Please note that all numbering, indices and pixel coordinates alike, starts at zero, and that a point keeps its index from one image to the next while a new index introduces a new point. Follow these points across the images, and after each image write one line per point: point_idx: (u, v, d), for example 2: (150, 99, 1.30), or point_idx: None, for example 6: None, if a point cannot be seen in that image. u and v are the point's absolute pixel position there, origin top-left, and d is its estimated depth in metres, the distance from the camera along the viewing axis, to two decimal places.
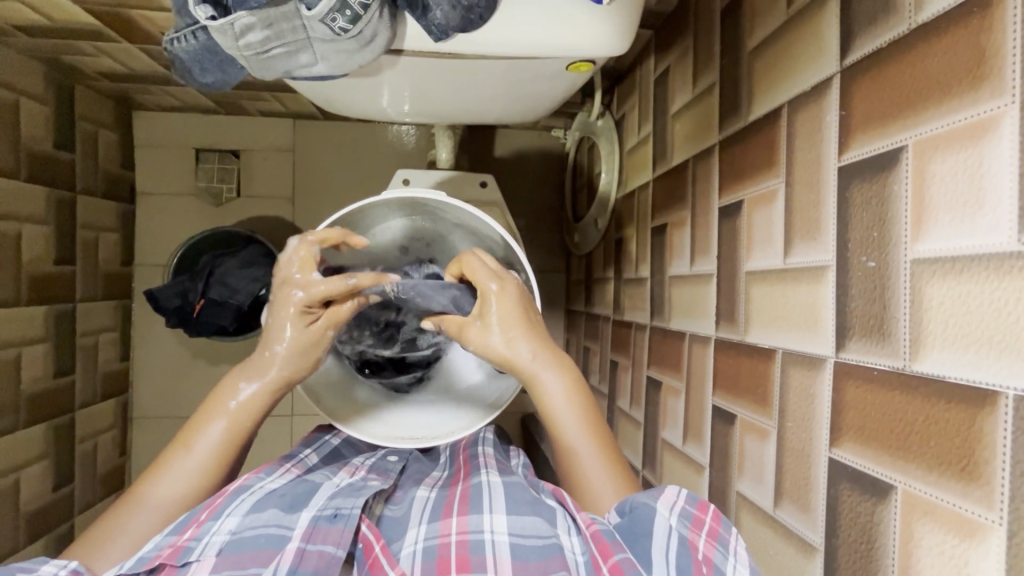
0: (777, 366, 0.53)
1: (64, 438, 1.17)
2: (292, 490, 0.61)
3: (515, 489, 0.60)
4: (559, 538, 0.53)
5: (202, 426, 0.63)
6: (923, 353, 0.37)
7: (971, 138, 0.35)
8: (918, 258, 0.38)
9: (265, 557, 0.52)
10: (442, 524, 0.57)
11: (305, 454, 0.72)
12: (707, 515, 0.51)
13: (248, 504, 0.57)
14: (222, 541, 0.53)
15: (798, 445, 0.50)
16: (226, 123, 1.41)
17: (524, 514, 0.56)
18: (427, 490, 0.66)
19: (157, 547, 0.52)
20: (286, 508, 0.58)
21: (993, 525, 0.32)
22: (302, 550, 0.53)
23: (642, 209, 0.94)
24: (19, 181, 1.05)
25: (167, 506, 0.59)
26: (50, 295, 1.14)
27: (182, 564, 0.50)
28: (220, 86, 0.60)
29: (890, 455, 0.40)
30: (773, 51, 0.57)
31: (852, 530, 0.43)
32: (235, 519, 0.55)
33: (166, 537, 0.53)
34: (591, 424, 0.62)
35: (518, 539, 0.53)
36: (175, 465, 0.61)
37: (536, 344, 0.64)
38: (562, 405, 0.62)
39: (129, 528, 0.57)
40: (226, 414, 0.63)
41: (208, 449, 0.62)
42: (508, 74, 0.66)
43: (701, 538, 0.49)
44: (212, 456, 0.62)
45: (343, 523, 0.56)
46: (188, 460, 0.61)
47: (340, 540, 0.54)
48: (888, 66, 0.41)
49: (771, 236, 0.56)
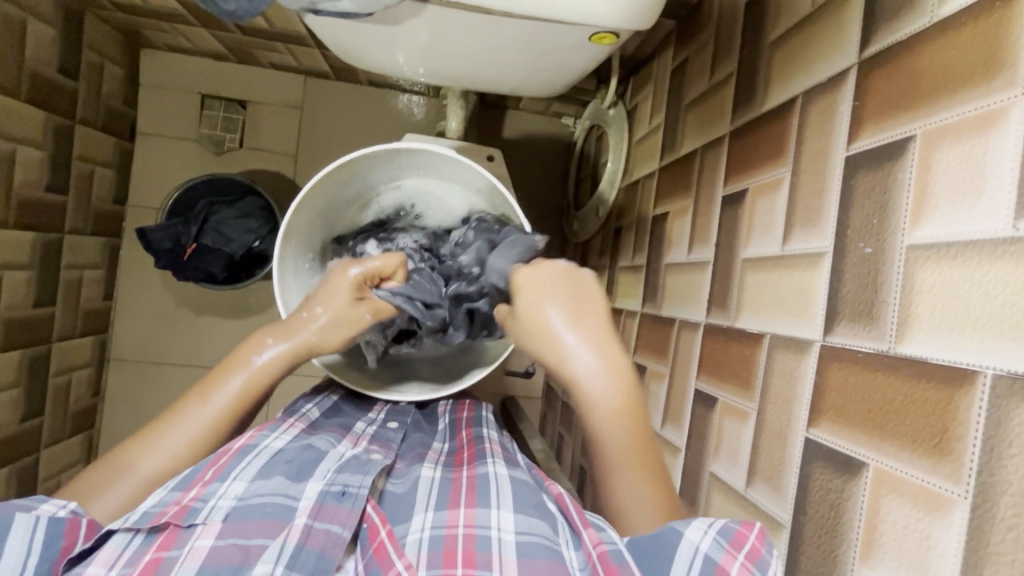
0: (764, 349, 0.54)
1: (38, 369, 1.15)
2: (298, 456, 0.60)
3: (524, 487, 0.57)
4: (561, 548, 0.51)
5: (225, 376, 0.62)
6: (908, 335, 0.38)
7: (978, 130, 0.36)
8: (914, 244, 0.39)
9: (273, 529, 0.51)
10: (450, 514, 0.55)
11: (307, 410, 0.72)
12: (750, 535, 0.46)
13: (255, 469, 0.56)
14: (227, 506, 0.52)
15: (777, 426, 0.51)
16: (236, 71, 1.39)
17: (531, 515, 0.53)
18: (431, 468, 0.64)
19: (161, 502, 0.51)
20: (292, 476, 0.57)
21: (958, 498, 0.33)
22: (309, 525, 0.51)
23: (645, 197, 0.95)
24: (17, 102, 1.03)
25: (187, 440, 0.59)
26: (38, 222, 1.11)
27: (187, 526, 0.49)
28: (241, 15, 0.61)
29: (865, 433, 0.41)
30: (794, 43, 0.57)
31: (820, 506, 0.44)
32: (241, 485, 0.54)
33: (171, 492, 0.52)
34: (628, 411, 0.54)
35: (524, 537, 0.50)
36: (189, 415, 0.60)
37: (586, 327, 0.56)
38: (598, 386, 0.54)
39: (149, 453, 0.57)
40: (249, 369, 0.63)
41: (227, 401, 0.61)
42: (532, 38, 0.66)
43: (735, 561, 0.44)
44: (228, 408, 0.61)
45: (350, 502, 0.54)
46: (203, 411, 0.60)
47: (346, 520, 0.53)
48: (905, 57, 0.42)
49: (772, 224, 0.56)
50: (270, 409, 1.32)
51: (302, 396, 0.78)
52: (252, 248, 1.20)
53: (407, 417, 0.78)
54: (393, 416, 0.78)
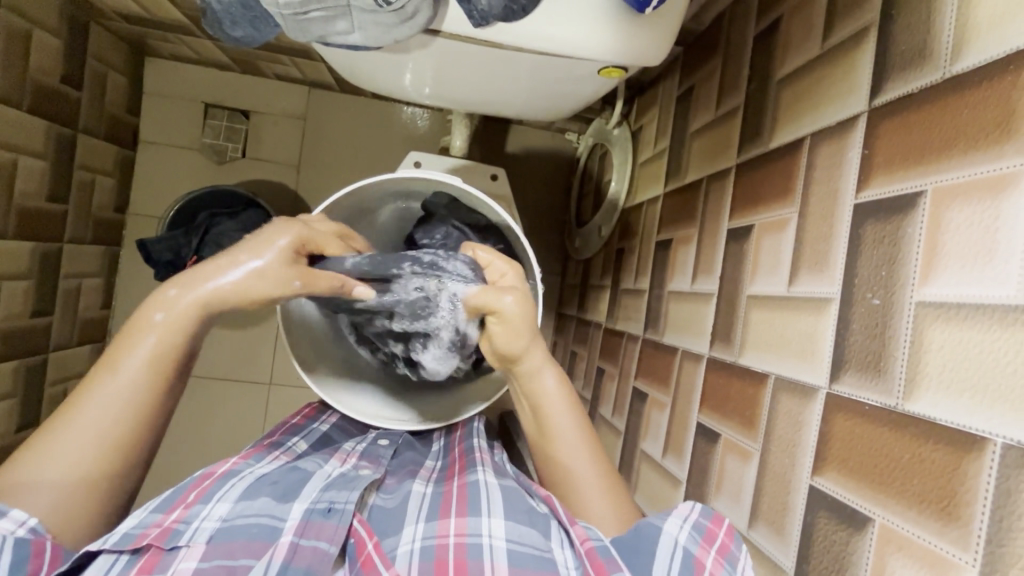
0: (768, 390, 0.54)
1: (34, 379, 1.14)
2: (284, 477, 0.60)
3: (514, 494, 0.58)
4: (552, 554, 0.52)
5: (130, 339, 0.56)
6: (917, 393, 0.38)
7: (990, 193, 0.36)
8: (922, 301, 0.39)
9: (258, 548, 0.51)
10: (441, 524, 0.55)
11: (293, 442, 0.71)
12: (719, 530, 0.51)
13: (239, 490, 0.56)
14: (212, 527, 0.52)
15: (780, 470, 0.51)
16: (239, 82, 1.39)
17: (522, 522, 0.54)
18: (422, 484, 0.64)
19: (141, 524, 0.51)
20: (278, 497, 0.57)
21: (965, 565, 0.33)
22: (295, 544, 0.52)
23: (649, 221, 0.95)
24: (22, 113, 1.03)
25: (147, 379, 0.56)
26: (38, 232, 1.11)
27: (170, 548, 0.49)
28: (249, 43, 0.61)
29: (872, 488, 0.41)
30: (802, 83, 0.58)
31: (824, 556, 0.44)
32: (226, 506, 0.54)
33: (151, 514, 0.52)
34: (580, 419, 0.64)
35: (515, 546, 0.52)
36: (99, 387, 0.54)
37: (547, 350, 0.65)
38: (556, 401, 0.64)
39: (79, 437, 0.52)
40: (153, 327, 0.57)
41: (137, 363, 0.56)
42: (541, 70, 0.66)
43: (709, 555, 0.49)
44: (144, 369, 0.56)
45: (337, 518, 0.55)
46: (116, 377, 0.55)
47: (333, 537, 0.53)
48: (915, 110, 0.42)
49: (778, 263, 0.56)
50: (267, 421, 1.32)
51: (287, 426, 0.76)
52: None
53: (400, 436, 0.77)
54: (386, 435, 0.77)
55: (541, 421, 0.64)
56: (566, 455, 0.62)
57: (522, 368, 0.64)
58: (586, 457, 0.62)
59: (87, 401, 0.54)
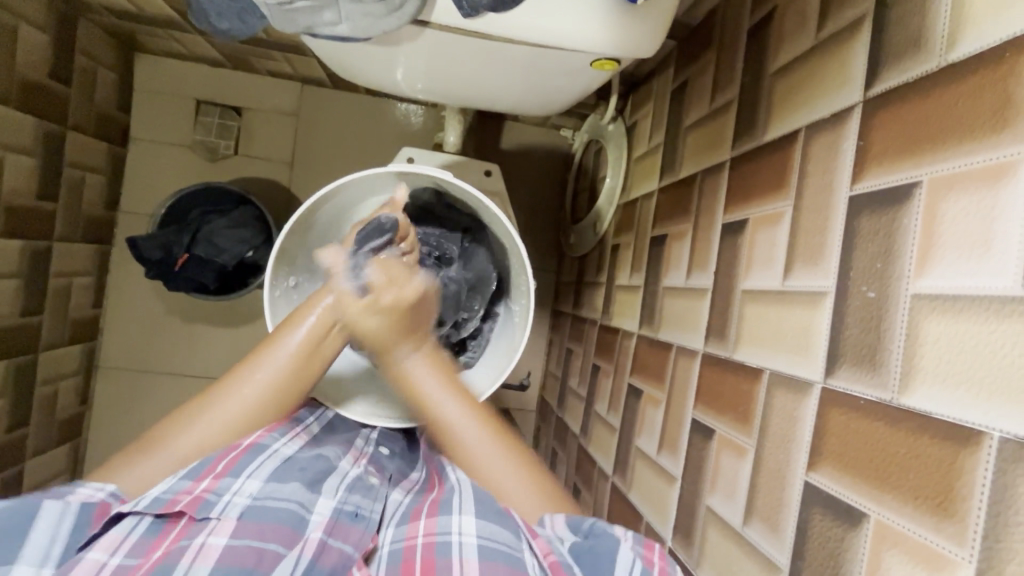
0: (763, 385, 0.54)
1: (24, 379, 1.13)
2: (312, 466, 0.61)
3: (485, 492, 0.58)
4: (522, 553, 0.50)
5: (284, 333, 0.63)
6: (912, 386, 0.38)
7: (987, 182, 0.35)
8: (918, 293, 0.38)
9: (287, 538, 0.51)
10: (410, 528, 0.55)
11: (308, 421, 0.72)
12: (653, 554, 0.50)
13: (268, 471, 0.57)
14: (242, 504, 0.53)
15: (775, 465, 0.50)
16: (232, 78, 1.37)
17: (492, 519, 0.53)
18: (401, 494, 0.65)
19: (172, 489, 0.53)
20: (306, 485, 0.58)
21: (962, 561, 0.33)
22: (324, 541, 0.51)
23: (644, 217, 0.94)
24: (9, 109, 1.01)
25: (272, 383, 0.61)
26: (27, 230, 1.10)
27: (200, 519, 0.51)
28: (236, 35, 0.60)
29: (867, 484, 0.40)
30: (797, 74, 0.57)
31: (819, 553, 0.44)
32: (255, 484, 0.55)
33: (183, 480, 0.54)
34: (454, 392, 0.64)
35: (486, 541, 0.50)
36: (247, 378, 0.61)
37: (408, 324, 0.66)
38: (423, 379, 0.65)
39: (210, 420, 0.60)
40: (296, 332, 0.63)
41: (284, 361, 0.62)
42: (532, 63, 0.65)
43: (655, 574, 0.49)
44: (288, 367, 0.62)
45: (364, 524, 0.56)
46: (259, 373, 0.62)
47: (359, 541, 0.54)
48: (911, 100, 0.42)
49: (772, 257, 0.56)
50: None
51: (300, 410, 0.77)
52: (245, 258, 1.19)
53: (397, 444, 0.77)
54: (385, 440, 0.77)
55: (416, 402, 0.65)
56: (443, 414, 0.63)
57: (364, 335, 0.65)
58: (459, 407, 0.63)
59: (233, 392, 0.61)
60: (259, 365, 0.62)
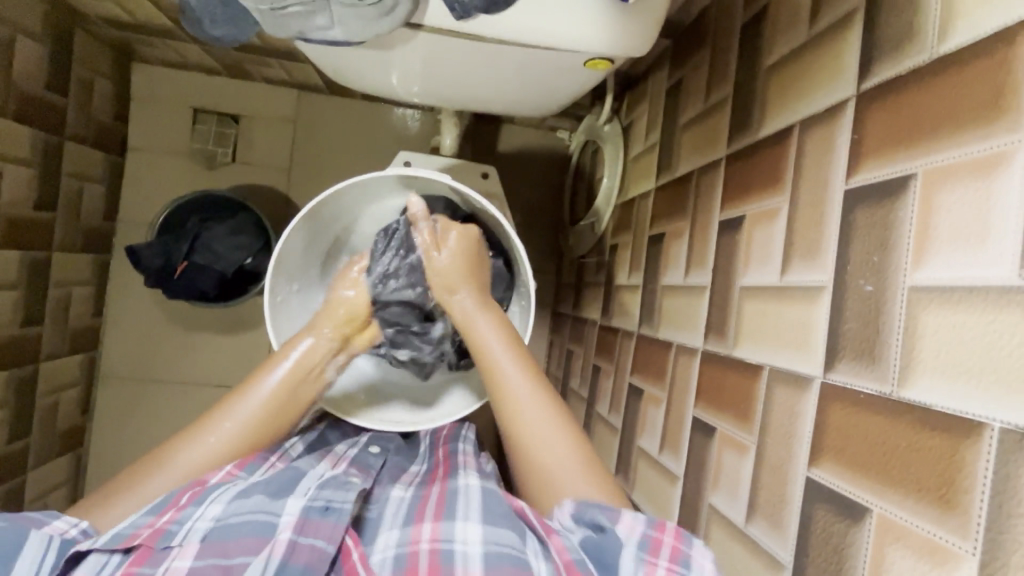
0: (763, 382, 0.53)
1: (24, 390, 1.13)
2: (277, 476, 0.60)
3: (490, 496, 0.58)
4: (528, 555, 0.50)
5: (264, 372, 0.66)
6: (912, 379, 0.38)
7: (982, 172, 0.35)
8: (916, 285, 0.38)
9: (254, 546, 0.51)
10: (414, 530, 0.55)
11: (289, 446, 0.72)
12: (666, 535, 0.49)
13: (233, 492, 0.56)
14: (205, 527, 0.52)
15: (777, 462, 0.50)
16: (228, 86, 1.38)
17: (501, 525, 0.53)
18: (402, 489, 0.65)
19: (134, 524, 0.53)
20: (271, 495, 0.56)
21: (966, 554, 0.33)
22: (294, 541, 0.51)
23: (641, 217, 0.94)
24: (6, 120, 1.02)
25: (248, 421, 0.63)
26: (26, 241, 1.10)
27: (161, 548, 0.50)
28: (230, 41, 0.60)
29: (869, 479, 0.40)
30: (790, 69, 0.57)
31: (822, 549, 0.43)
32: (219, 506, 0.54)
33: (144, 516, 0.53)
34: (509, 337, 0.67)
35: (492, 547, 0.50)
36: (229, 409, 0.63)
37: (492, 315, 0.68)
38: (491, 335, 0.66)
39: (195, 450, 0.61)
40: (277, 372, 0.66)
41: (262, 400, 0.64)
42: (526, 63, 0.65)
43: (660, 564, 0.47)
44: (265, 408, 0.64)
45: (334, 517, 0.54)
46: (240, 406, 0.64)
47: (331, 536, 0.53)
48: (903, 92, 0.42)
49: (770, 253, 0.55)
50: None
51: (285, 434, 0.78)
52: (245, 266, 1.19)
53: (390, 443, 0.77)
54: (377, 441, 0.78)
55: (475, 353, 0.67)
56: (505, 385, 0.63)
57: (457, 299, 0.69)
58: (515, 363, 0.65)
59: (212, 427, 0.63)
60: (237, 403, 0.64)
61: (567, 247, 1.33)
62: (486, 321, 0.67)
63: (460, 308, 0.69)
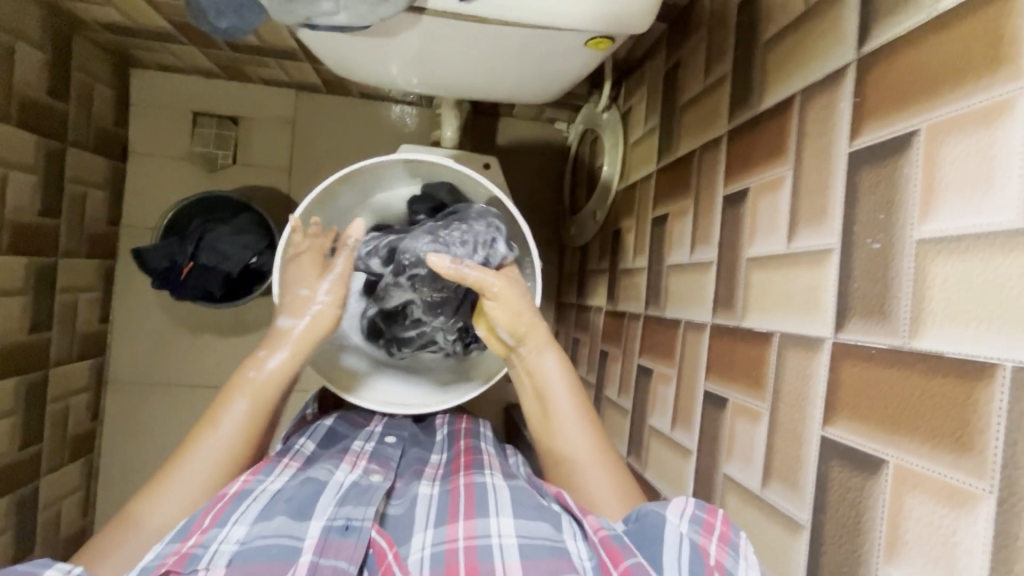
0: (773, 349, 0.54)
1: (35, 396, 1.13)
2: (298, 493, 0.59)
3: (520, 492, 0.59)
4: (565, 543, 0.53)
5: (226, 403, 0.64)
6: (923, 330, 0.38)
7: (984, 122, 0.36)
8: (923, 238, 0.39)
9: (279, 568, 0.50)
10: (449, 529, 0.56)
11: (301, 444, 0.71)
12: (717, 519, 0.51)
13: (255, 512, 0.56)
14: (230, 551, 0.51)
15: (791, 425, 0.51)
16: (227, 89, 1.39)
17: (532, 518, 0.55)
18: (428, 485, 0.65)
19: (160, 555, 0.51)
20: (294, 516, 0.56)
21: (983, 494, 0.33)
22: (315, 563, 0.51)
23: (644, 200, 0.95)
24: (9, 126, 1.02)
25: (230, 440, 0.63)
26: (32, 248, 1.10)
27: (188, 572, 0.49)
28: (235, 33, 0.61)
29: (883, 431, 0.41)
30: (789, 41, 0.58)
31: (839, 506, 0.44)
32: (242, 529, 0.54)
33: (169, 544, 0.52)
34: (574, 382, 0.67)
35: (526, 540, 0.53)
36: (200, 446, 0.62)
37: (558, 357, 0.68)
38: (557, 382, 0.67)
39: (182, 480, 0.60)
40: (248, 390, 0.65)
41: (236, 423, 0.63)
42: (527, 46, 0.66)
43: (712, 543, 0.49)
44: (241, 428, 0.63)
45: (355, 535, 0.54)
46: (216, 437, 0.62)
47: (353, 555, 0.53)
48: (902, 53, 0.43)
49: (775, 222, 0.56)
50: None
51: (294, 431, 0.76)
52: (249, 264, 1.20)
53: (405, 432, 0.79)
54: (392, 430, 0.78)
55: (542, 394, 0.67)
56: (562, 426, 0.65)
57: (531, 348, 0.67)
58: (573, 407, 0.66)
59: (191, 455, 0.61)
60: (212, 429, 0.63)
61: (568, 237, 1.34)
62: (554, 364, 0.67)
63: (535, 340, 0.68)
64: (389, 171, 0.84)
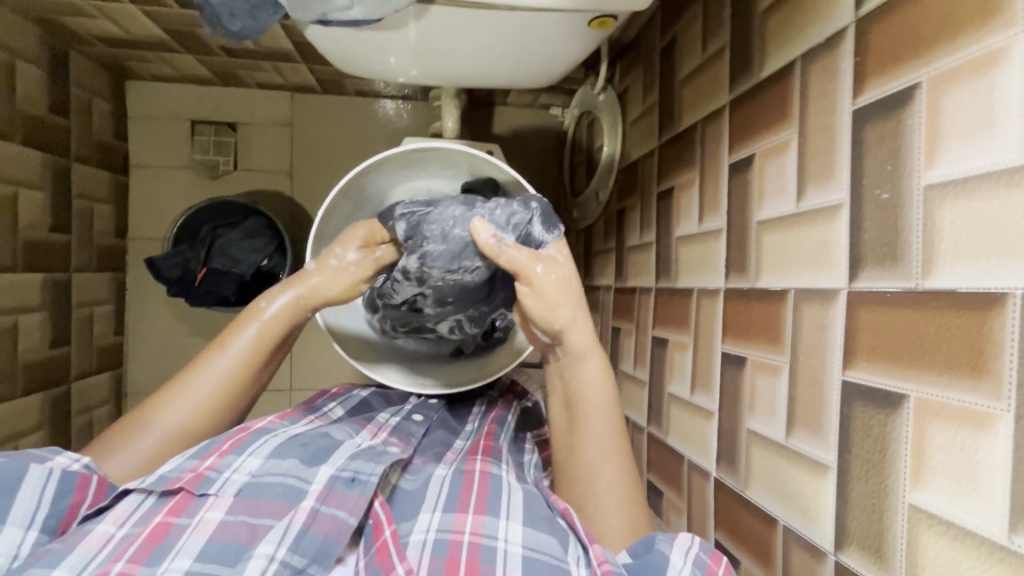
0: (789, 305, 0.57)
1: (59, 410, 1.15)
2: (314, 441, 0.62)
3: (533, 501, 0.59)
4: (568, 565, 0.52)
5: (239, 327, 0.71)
6: (936, 269, 0.41)
7: (983, 69, 0.38)
8: (930, 183, 0.42)
9: (280, 510, 0.53)
10: (457, 518, 0.56)
11: (330, 408, 0.76)
12: (719, 567, 0.51)
13: (270, 447, 0.59)
14: (240, 481, 0.55)
15: (812, 374, 0.53)
16: (224, 95, 1.40)
17: (541, 530, 0.54)
18: (444, 467, 0.67)
19: (178, 468, 0.56)
20: (305, 460, 0.59)
21: (1001, 413, 0.36)
22: (316, 509, 0.52)
23: (647, 176, 0.97)
24: (15, 145, 1.03)
25: (237, 360, 0.70)
26: (46, 265, 1.11)
27: (199, 494, 0.53)
28: (249, 34, 0.62)
29: (902, 368, 0.43)
30: (786, 9, 0.60)
31: (864, 444, 0.47)
32: (256, 460, 0.57)
33: (189, 459, 0.57)
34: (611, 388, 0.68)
35: (531, 554, 0.52)
36: (210, 362, 0.69)
37: (597, 360, 0.68)
38: (595, 384, 0.67)
39: (192, 390, 0.67)
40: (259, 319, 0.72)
41: (241, 348, 0.70)
42: (532, 30, 0.68)
43: None
44: (244, 354, 0.70)
45: (359, 488, 0.56)
46: (223, 358, 0.70)
47: (354, 507, 0.54)
48: (900, 10, 0.45)
49: (783, 184, 0.59)
50: None
51: (329, 397, 0.82)
52: (261, 267, 1.21)
53: (434, 413, 0.81)
54: (419, 412, 0.81)
55: (572, 398, 0.68)
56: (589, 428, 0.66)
57: (569, 351, 0.68)
58: (606, 416, 0.66)
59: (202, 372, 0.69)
60: (222, 348, 0.70)
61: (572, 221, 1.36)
62: (591, 366, 0.67)
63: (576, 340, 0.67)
64: (405, 166, 0.87)
